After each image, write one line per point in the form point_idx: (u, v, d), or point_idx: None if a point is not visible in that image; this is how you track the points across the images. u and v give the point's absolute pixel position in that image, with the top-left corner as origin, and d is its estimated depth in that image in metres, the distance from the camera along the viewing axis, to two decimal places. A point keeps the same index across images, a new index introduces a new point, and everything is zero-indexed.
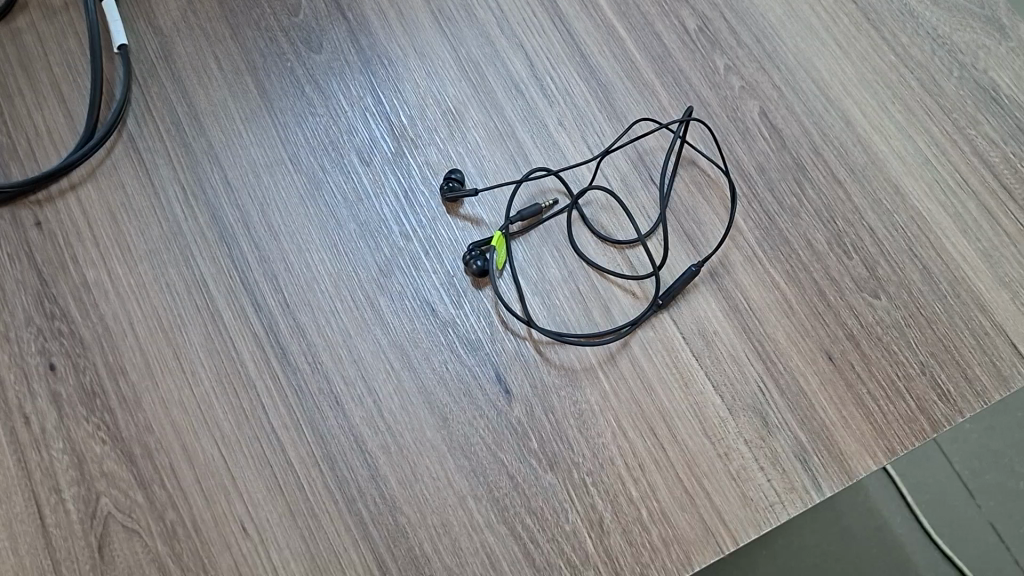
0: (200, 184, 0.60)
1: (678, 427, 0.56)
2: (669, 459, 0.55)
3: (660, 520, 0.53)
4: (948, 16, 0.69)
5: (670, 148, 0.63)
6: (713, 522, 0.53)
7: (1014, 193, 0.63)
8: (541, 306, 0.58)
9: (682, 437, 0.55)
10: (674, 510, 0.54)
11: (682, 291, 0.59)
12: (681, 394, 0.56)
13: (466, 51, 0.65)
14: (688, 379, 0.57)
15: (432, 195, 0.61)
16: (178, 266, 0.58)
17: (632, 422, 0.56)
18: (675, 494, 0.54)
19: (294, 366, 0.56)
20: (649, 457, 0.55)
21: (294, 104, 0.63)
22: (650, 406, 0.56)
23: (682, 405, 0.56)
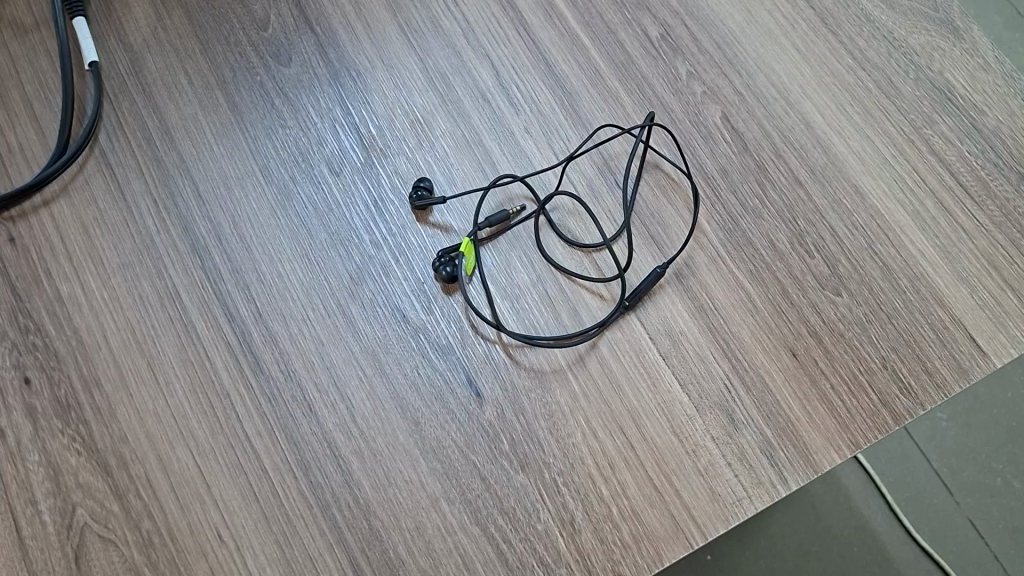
0: (172, 198, 0.61)
1: (646, 424, 0.57)
2: (637, 456, 0.56)
3: (630, 517, 0.54)
4: (903, 19, 0.70)
5: (633, 152, 0.64)
6: (682, 518, 0.55)
7: (971, 190, 0.65)
8: (510, 311, 0.59)
9: (650, 434, 0.56)
10: (644, 506, 0.55)
11: (648, 292, 0.60)
12: (649, 391, 0.57)
13: (434, 62, 0.67)
14: (655, 376, 0.58)
15: (401, 203, 0.62)
16: (151, 278, 0.59)
17: (601, 420, 0.57)
18: (644, 491, 0.55)
19: (267, 374, 0.57)
20: (617, 454, 0.56)
21: (264, 117, 0.64)
22: (618, 404, 0.57)
23: (649, 402, 0.57)
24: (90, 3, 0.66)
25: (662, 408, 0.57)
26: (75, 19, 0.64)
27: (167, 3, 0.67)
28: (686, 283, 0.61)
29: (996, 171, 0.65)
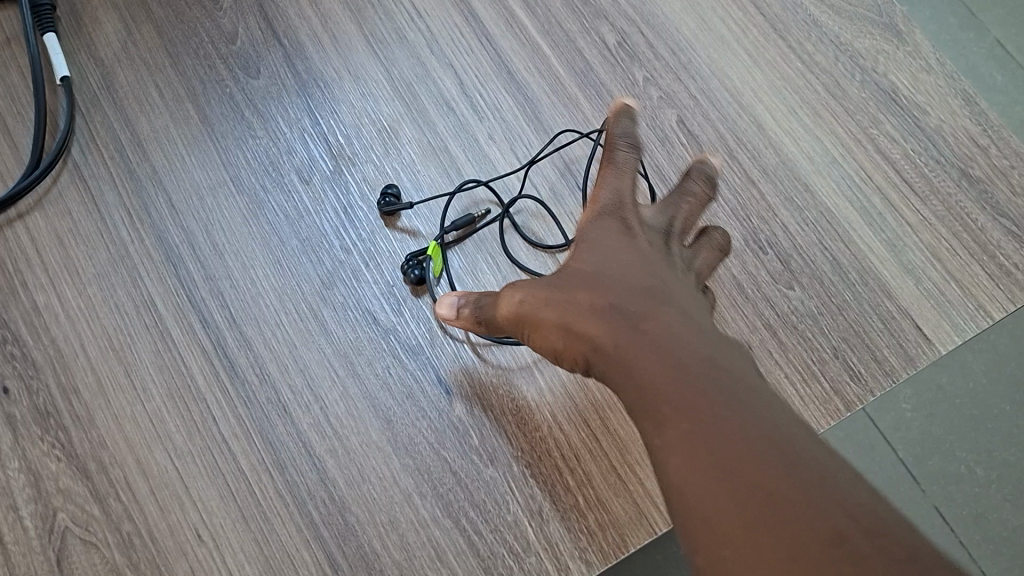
0: (146, 209, 0.63)
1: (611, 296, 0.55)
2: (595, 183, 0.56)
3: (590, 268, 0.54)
4: (849, 24, 0.73)
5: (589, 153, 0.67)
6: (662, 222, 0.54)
7: (915, 187, 0.68)
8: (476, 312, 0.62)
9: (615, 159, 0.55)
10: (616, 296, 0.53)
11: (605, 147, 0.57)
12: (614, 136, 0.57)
13: (399, 72, 0.69)
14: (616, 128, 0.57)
15: (370, 210, 0.64)
16: (127, 287, 0.60)
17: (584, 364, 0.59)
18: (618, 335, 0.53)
19: (242, 378, 0.58)
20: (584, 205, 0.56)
21: (234, 128, 0.66)
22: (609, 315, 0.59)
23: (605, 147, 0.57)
24: (60, 19, 0.68)
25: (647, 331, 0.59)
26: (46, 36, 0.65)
27: (136, 18, 0.68)
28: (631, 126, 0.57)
29: (938, 168, 0.68)
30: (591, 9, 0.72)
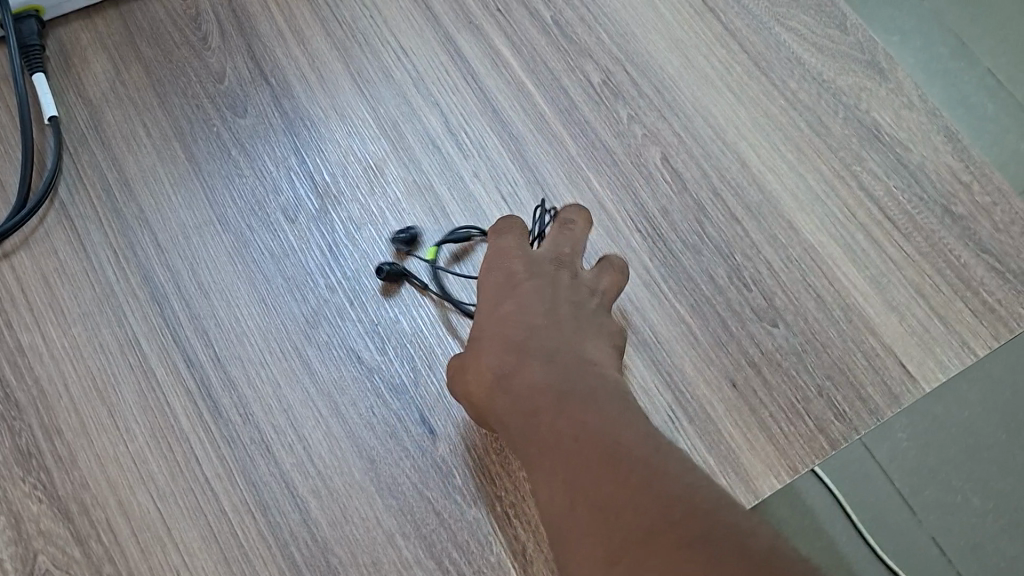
0: (131, 248, 0.63)
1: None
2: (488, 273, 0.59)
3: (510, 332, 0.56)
4: (832, 61, 0.74)
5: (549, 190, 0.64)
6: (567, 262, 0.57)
7: (898, 224, 0.68)
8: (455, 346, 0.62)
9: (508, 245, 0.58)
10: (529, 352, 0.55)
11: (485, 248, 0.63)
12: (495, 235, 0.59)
13: (385, 110, 0.69)
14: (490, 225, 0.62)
15: (355, 248, 0.64)
16: (111, 326, 0.60)
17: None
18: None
19: (226, 418, 0.58)
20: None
21: (220, 167, 0.66)
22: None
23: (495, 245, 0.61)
24: (49, 59, 0.68)
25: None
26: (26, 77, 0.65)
27: (125, 58, 0.69)
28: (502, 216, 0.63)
29: (921, 204, 0.69)
30: (576, 48, 0.73)
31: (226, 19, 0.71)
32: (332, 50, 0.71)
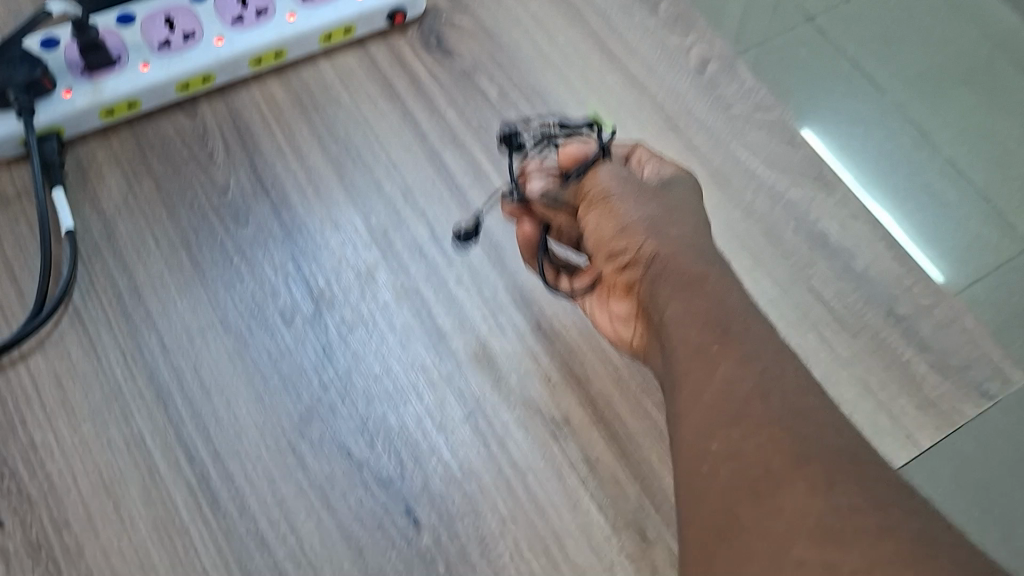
0: (139, 347, 0.68)
1: (624, 320, 0.64)
2: (601, 215, 0.65)
3: (620, 284, 0.63)
4: (783, 174, 0.81)
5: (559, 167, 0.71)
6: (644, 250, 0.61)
7: (846, 324, 0.74)
8: (440, 433, 0.67)
9: (620, 195, 0.65)
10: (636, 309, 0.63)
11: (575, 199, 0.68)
12: (607, 188, 0.66)
13: (376, 219, 0.76)
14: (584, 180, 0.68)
15: (347, 348, 0.70)
16: (118, 424, 0.65)
17: (524, 233, 0.70)
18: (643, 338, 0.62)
19: (223, 510, 0.63)
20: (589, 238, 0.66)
21: (223, 272, 0.72)
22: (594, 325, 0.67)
23: (582, 196, 0.67)
24: (68, 173, 0.74)
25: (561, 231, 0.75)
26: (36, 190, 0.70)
27: (137, 173, 0.75)
28: (566, 187, 0.69)
29: (867, 306, 0.75)
30: None
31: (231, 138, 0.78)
32: (326, 160, 0.78)
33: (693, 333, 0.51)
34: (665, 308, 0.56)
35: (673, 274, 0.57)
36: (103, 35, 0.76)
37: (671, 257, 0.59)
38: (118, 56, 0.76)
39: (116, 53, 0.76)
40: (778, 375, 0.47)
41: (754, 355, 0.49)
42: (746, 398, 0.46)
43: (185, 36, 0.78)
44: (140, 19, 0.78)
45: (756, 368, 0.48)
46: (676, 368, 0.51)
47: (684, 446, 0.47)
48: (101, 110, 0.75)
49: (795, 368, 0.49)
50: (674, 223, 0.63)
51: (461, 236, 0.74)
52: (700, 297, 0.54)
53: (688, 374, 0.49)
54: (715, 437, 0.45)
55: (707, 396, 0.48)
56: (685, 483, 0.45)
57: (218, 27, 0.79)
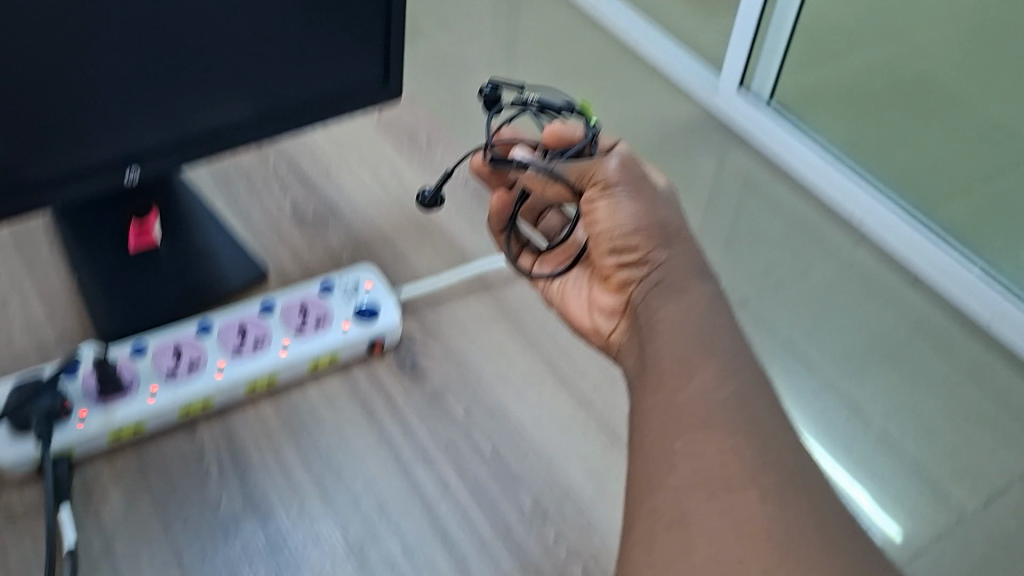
0: (233, 468, 0.71)
1: (601, 293, 0.68)
2: (605, 210, 0.62)
3: (611, 282, 0.65)
4: None
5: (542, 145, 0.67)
6: (649, 229, 0.62)
7: None
8: (456, 554, 0.67)
9: (624, 193, 0.62)
10: (623, 305, 0.65)
11: (574, 183, 0.63)
12: (609, 179, 0.62)
13: (469, 384, 0.78)
14: (591, 163, 0.63)
15: (426, 479, 0.71)
16: (203, 516, 0.68)
17: (500, 200, 0.71)
18: (623, 333, 0.66)
19: (302, 564, 0.66)
20: (592, 230, 0.64)
21: (313, 341, 0.76)
22: (567, 312, 0.70)
23: (584, 182, 0.63)
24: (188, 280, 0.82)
25: (532, 215, 0.77)
26: (114, 343, 0.75)
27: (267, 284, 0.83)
28: (539, 155, 0.66)
29: None
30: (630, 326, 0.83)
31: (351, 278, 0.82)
32: (420, 322, 0.82)
33: (677, 342, 0.57)
34: (653, 312, 0.60)
35: (671, 285, 0.61)
36: (246, 322, 0.76)
37: (686, 272, 0.61)
38: (239, 345, 0.74)
39: (253, 337, 0.75)
40: (738, 391, 0.53)
41: (722, 377, 0.54)
42: (718, 409, 0.52)
43: (318, 324, 0.77)
44: (279, 311, 0.77)
45: (697, 381, 0.54)
46: (651, 367, 0.57)
47: (642, 439, 0.54)
48: (243, 385, 0.73)
49: (746, 377, 0.55)
50: (682, 241, 0.63)
51: (428, 200, 0.76)
52: (695, 308, 0.59)
53: (668, 374, 0.56)
54: (681, 436, 0.52)
55: (659, 403, 0.55)
56: (643, 459, 0.53)
57: (349, 309, 0.78)
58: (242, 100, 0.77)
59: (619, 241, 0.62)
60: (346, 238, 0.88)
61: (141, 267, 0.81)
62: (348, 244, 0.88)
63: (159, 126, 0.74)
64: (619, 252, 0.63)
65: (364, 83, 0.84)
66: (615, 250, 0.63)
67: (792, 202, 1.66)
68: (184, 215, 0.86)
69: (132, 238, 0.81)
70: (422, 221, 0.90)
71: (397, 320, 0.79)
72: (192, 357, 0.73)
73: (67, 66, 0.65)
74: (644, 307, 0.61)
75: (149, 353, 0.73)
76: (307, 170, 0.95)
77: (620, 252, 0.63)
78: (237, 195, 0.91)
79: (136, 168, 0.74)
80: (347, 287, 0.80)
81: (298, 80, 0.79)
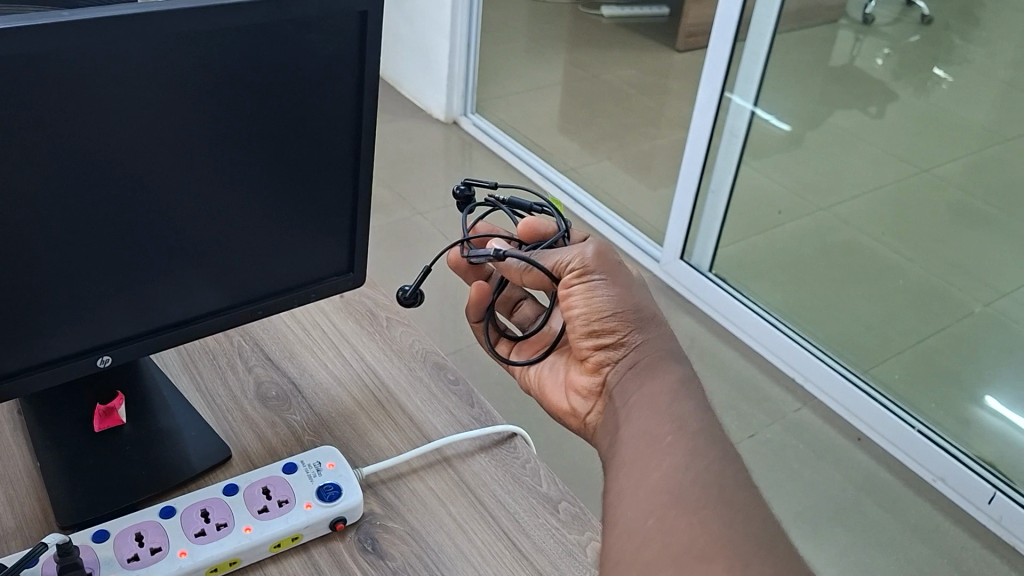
0: None
1: (576, 378, 0.70)
2: (581, 295, 0.65)
3: (587, 364, 0.67)
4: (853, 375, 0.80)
5: (516, 237, 0.73)
6: (627, 313, 0.64)
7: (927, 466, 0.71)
8: None
9: (600, 279, 0.65)
10: (598, 386, 0.67)
11: (551, 270, 0.66)
12: (586, 264, 0.65)
13: (448, 511, 0.68)
14: (568, 253, 0.66)
15: None
16: None
17: (477, 291, 0.73)
18: (598, 414, 0.67)
19: None
20: (568, 316, 0.66)
21: (290, 484, 0.66)
22: (543, 392, 0.73)
23: (561, 269, 0.66)
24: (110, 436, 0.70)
25: (508, 304, 0.80)
26: (78, 529, 0.63)
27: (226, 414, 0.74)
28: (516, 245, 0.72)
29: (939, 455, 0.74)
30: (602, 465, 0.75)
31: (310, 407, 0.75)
32: (382, 501, 0.68)
33: (652, 423, 0.58)
34: (629, 394, 0.62)
35: (645, 366, 0.63)
36: (271, 484, 0.66)
37: (660, 355, 0.64)
38: (201, 530, 0.63)
39: (219, 520, 0.63)
40: (706, 466, 0.53)
41: (690, 458, 0.54)
42: (686, 485, 0.52)
43: (281, 503, 0.65)
44: (242, 492, 0.65)
45: (667, 462, 0.54)
46: (623, 446, 0.58)
47: (614, 521, 0.53)
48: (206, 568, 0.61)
49: (712, 461, 0.53)
50: (658, 325, 0.66)
51: (406, 298, 0.73)
52: (668, 387, 0.61)
53: (639, 454, 0.56)
54: (652, 514, 0.51)
55: (631, 482, 0.54)
56: (618, 541, 0.52)
57: (313, 488, 0.66)
58: (220, 296, 0.68)
59: (596, 322, 0.65)
60: (311, 419, 0.74)
61: (97, 452, 0.68)
62: (310, 422, 0.74)
63: (128, 311, 0.64)
64: (593, 333, 0.65)
65: (326, 272, 0.74)
66: (591, 331, 0.65)
67: (739, 365, 1.71)
68: (151, 394, 0.73)
69: (97, 419, 0.69)
70: (383, 394, 0.77)
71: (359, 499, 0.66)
72: (155, 546, 0.61)
73: (16, 250, 0.56)
74: (619, 389, 0.64)
75: (110, 538, 0.61)
76: (269, 348, 0.80)
77: (595, 334, 0.65)
78: (199, 373, 0.77)
79: (107, 358, 0.64)
80: (309, 467, 0.68)
81: (268, 265, 0.69)
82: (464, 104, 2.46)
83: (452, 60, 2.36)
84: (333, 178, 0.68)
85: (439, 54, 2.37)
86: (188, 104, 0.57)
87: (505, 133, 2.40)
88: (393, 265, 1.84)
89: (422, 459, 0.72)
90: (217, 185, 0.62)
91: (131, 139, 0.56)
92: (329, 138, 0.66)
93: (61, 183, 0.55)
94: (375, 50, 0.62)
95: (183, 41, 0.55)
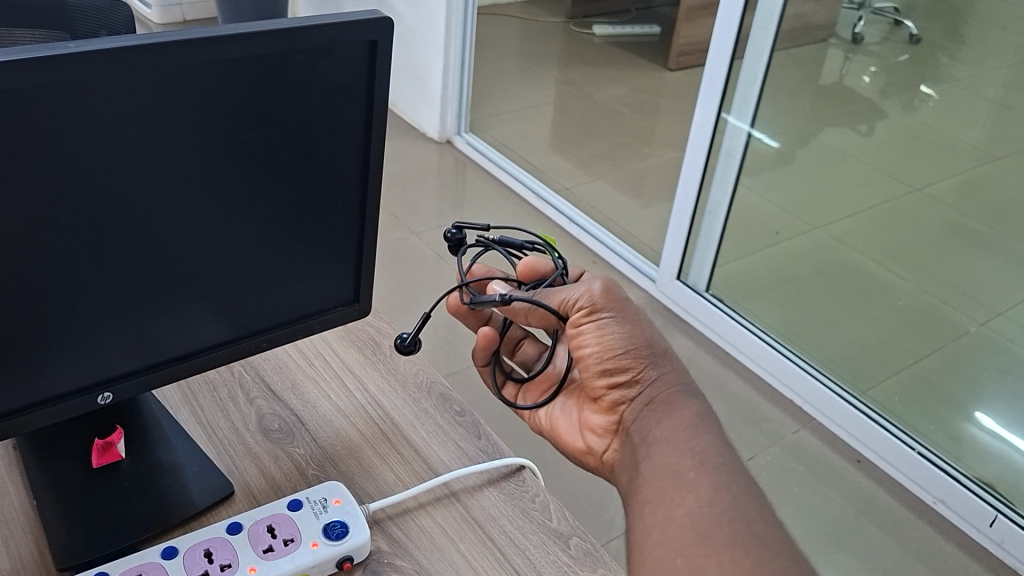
0: None
1: (588, 419, 0.68)
2: (592, 334, 0.64)
3: (602, 403, 0.66)
4: None
5: (515, 277, 0.73)
6: (641, 349, 0.64)
7: None
8: None
9: (610, 316, 0.64)
10: (615, 424, 0.66)
11: (557, 309, 0.65)
12: (594, 302, 0.64)
13: (459, 549, 0.66)
14: (573, 292, 0.65)
15: None
16: None
17: (483, 338, 0.73)
18: (615, 452, 0.66)
19: None
20: (579, 355, 0.66)
21: (298, 520, 0.65)
22: (556, 435, 0.72)
23: (567, 308, 0.65)
24: (109, 475, 0.67)
25: (510, 344, 0.79)
26: (78, 570, 0.61)
27: (224, 444, 0.72)
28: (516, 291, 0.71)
29: None
30: None
31: (303, 435, 0.74)
32: (389, 537, 0.67)
33: (673, 459, 0.57)
34: (647, 430, 0.61)
35: (661, 401, 0.62)
36: (277, 521, 0.65)
37: (676, 389, 0.63)
38: (204, 572, 0.61)
39: (225, 561, 0.61)
40: (734, 500, 0.53)
41: (715, 493, 0.53)
42: (711, 521, 0.52)
43: (286, 542, 0.63)
44: (246, 530, 0.64)
45: (691, 499, 0.54)
46: (646, 484, 0.57)
47: (642, 561, 0.52)
48: None
49: (735, 496, 0.53)
50: (671, 359, 0.65)
51: (405, 346, 0.73)
52: (687, 423, 0.60)
53: (663, 492, 0.55)
54: (680, 552, 0.51)
55: (655, 520, 0.54)
56: None
57: (319, 526, 0.65)
58: (221, 329, 0.67)
59: (610, 359, 0.64)
60: (312, 449, 0.72)
61: (95, 490, 0.66)
62: (313, 456, 0.72)
63: (129, 345, 0.62)
64: (604, 371, 0.64)
65: (330, 302, 0.72)
66: (602, 369, 0.64)
67: (736, 386, 1.70)
68: (151, 428, 0.71)
69: (96, 455, 0.68)
70: (388, 426, 0.76)
71: (367, 535, 0.65)
72: None
73: (16, 287, 0.54)
74: (638, 426, 0.63)
75: None
76: (270, 379, 0.79)
77: (608, 372, 0.64)
78: (199, 406, 0.75)
79: (108, 394, 0.63)
80: (315, 504, 0.66)
81: (273, 297, 0.68)
82: (457, 123, 2.45)
83: (445, 79, 2.35)
84: (338, 208, 0.67)
85: (431, 73, 2.37)
86: (193, 136, 0.56)
87: (496, 151, 2.40)
88: (387, 288, 1.83)
89: (430, 495, 0.70)
90: (220, 215, 0.61)
91: (134, 171, 0.55)
92: (334, 166, 0.64)
93: (64, 217, 0.54)
94: (383, 79, 0.61)
95: (188, 71, 0.53)
